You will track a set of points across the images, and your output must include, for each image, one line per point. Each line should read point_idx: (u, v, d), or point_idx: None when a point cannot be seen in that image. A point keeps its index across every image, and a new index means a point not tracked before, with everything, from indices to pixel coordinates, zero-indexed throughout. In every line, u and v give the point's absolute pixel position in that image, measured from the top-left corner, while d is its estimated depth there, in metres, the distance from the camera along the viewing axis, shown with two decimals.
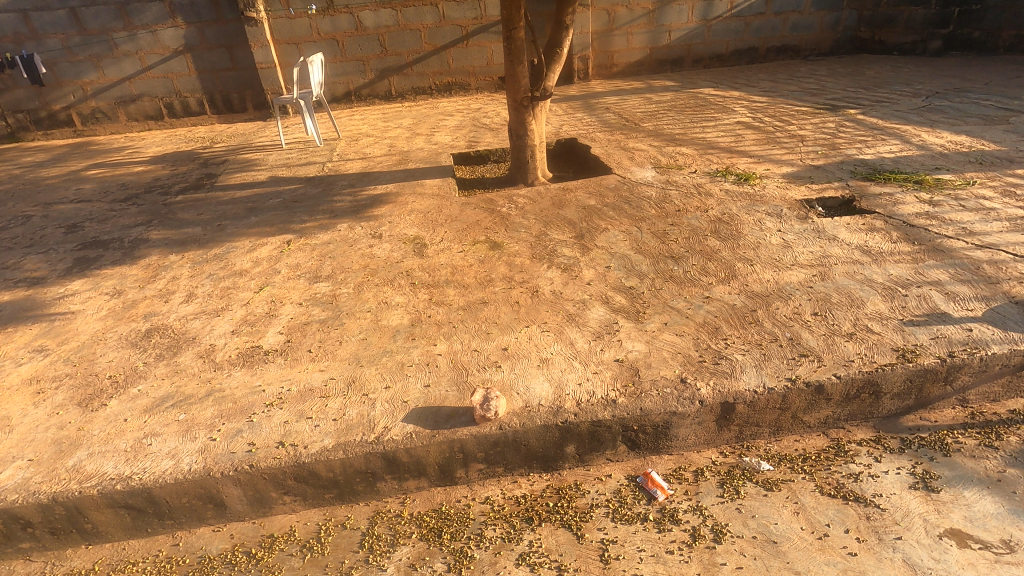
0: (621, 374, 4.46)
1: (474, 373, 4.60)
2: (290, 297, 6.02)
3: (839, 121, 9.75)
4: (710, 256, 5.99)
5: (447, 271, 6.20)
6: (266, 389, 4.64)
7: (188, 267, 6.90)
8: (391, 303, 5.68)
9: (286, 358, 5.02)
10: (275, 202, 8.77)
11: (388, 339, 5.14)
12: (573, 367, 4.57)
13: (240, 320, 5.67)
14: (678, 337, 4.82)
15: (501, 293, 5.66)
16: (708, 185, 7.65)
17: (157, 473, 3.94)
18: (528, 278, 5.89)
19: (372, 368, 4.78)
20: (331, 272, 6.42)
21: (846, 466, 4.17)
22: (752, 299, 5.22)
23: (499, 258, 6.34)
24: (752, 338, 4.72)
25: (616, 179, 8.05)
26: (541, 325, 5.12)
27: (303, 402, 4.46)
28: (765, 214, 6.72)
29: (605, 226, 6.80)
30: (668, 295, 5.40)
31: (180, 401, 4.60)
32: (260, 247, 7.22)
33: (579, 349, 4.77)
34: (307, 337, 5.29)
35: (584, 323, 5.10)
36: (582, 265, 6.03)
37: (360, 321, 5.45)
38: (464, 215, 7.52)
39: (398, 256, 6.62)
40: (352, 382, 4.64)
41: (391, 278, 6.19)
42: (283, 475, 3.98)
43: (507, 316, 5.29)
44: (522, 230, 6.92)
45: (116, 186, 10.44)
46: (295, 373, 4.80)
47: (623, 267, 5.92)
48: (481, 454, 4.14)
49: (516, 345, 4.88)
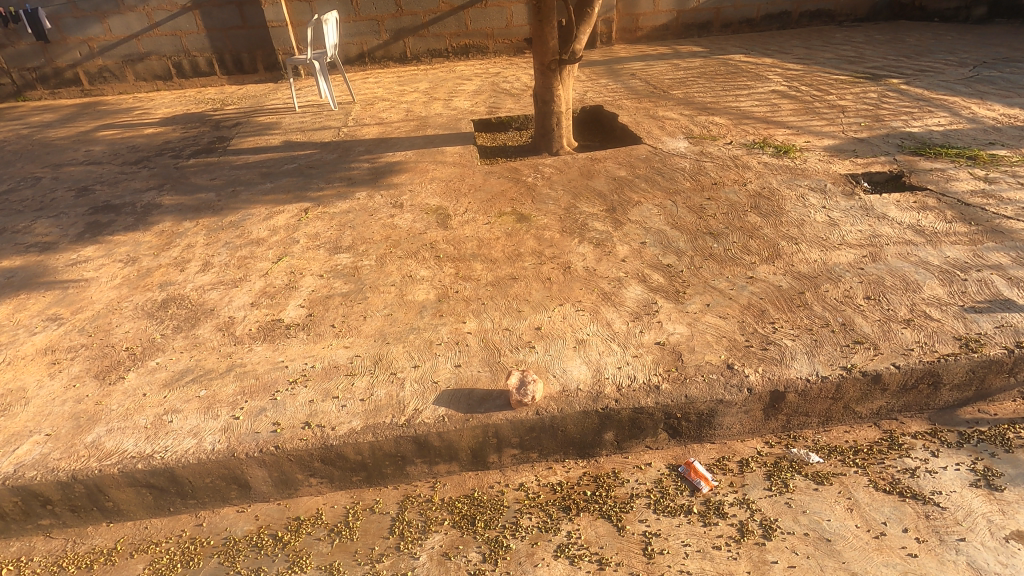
0: (663, 359, 4.21)
1: (507, 354, 4.37)
2: (311, 269, 5.78)
3: (881, 91, 9.22)
4: (752, 233, 5.67)
5: (473, 244, 5.93)
6: (289, 366, 4.45)
7: (204, 235, 6.66)
8: (416, 278, 5.43)
9: (308, 332, 4.81)
10: (290, 168, 8.47)
11: (414, 315, 4.91)
12: (612, 350, 4.33)
13: (259, 292, 5.45)
14: (722, 319, 4.56)
15: (532, 269, 5.39)
16: (745, 157, 7.25)
17: (180, 452, 3.78)
18: (558, 253, 5.61)
19: (398, 347, 4.56)
20: (352, 243, 6.16)
21: (901, 460, 3.94)
22: (799, 281, 4.92)
23: (527, 231, 6.04)
24: (801, 322, 4.45)
25: (647, 149, 7.66)
26: (576, 303, 4.86)
27: (329, 380, 4.27)
28: (808, 189, 6.37)
29: (637, 199, 6.47)
30: (708, 274, 5.11)
31: (201, 376, 4.42)
32: (277, 216, 6.95)
33: (617, 330, 4.52)
34: (329, 312, 5.06)
35: (621, 303, 4.84)
36: (616, 240, 5.73)
37: (384, 295, 5.21)
38: (487, 184, 7.21)
39: (422, 228, 6.34)
40: (379, 360, 4.43)
41: (415, 250, 5.92)
42: (309, 457, 3.80)
43: (539, 294, 5.02)
44: (550, 202, 6.60)
45: (126, 149, 10.13)
46: (318, 349, 4.60)
47: (659, 244, 5.62)
48: (517, 440, 3.94)
49: (550, 325, 4.64)
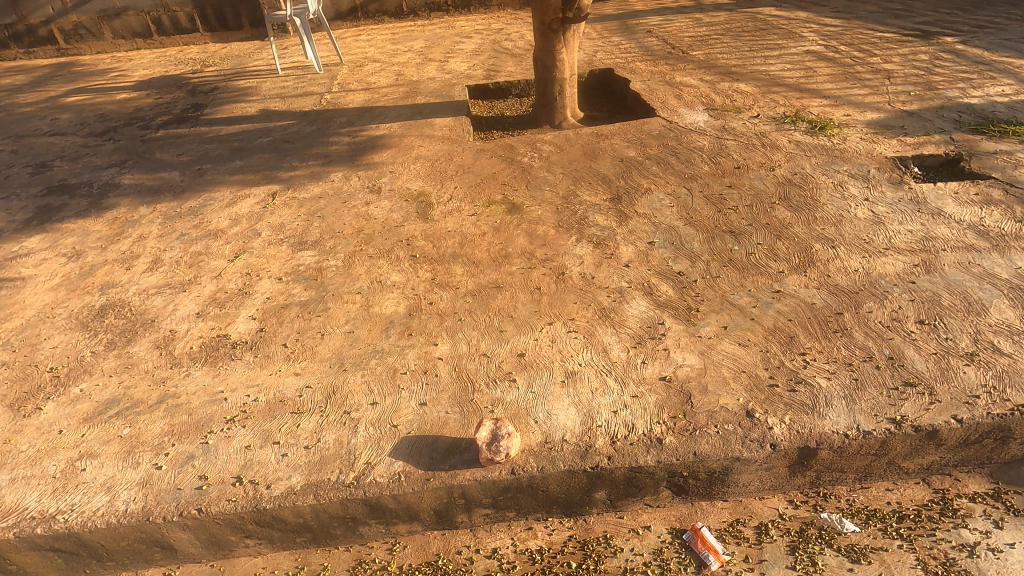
0: (668, 401, 3.49)
1: (482, 390, 3.68)
2: (270, 269, 5.07)
3: (934, 52, 8.05)
4: (780, 233, 4.82)
5: (455, 240, 5.16)
6: (227, 399, 3.81)
7: (159, 224, 5.97)
8: (386, 285, 4.70)
9: (256, 353, 4.15)
10: (264, 141, 7.64)
11: (379, 333, 4.21)
12: (606, 387, 3.60)
13: (208, 298, 4.77)
14: (741, 348, 3.80)
15: (519, 276, 4.63)
16: (774, 134, 6.29)
17: (87, 513, 3.19)
18: (552, 255, 4.83)
19: (356, 376, 3.88)
20: (319, 237, 5.43)
21: (956, 533, 3.22)
22: (836, 297, 4.12)
23: (518, 225, 5.25)
24: (838, 355, 3.68)
25: (660, 124, 6.71)
26: (568, 322, 4.12)
27: (271, 419, 3.63)
28: (847, 176, 5.45)
29: (647, 186, 5.61)
30: (727, 286, 4.32)
31: (127, 409, 3.80)
32: (241, 201, 6.21)
33: (615, 360, 3.79)
34: (282, 326, 4.38)
35: (622, 323, 4.08)
36: (619, 239, 4.92)
37: (348, 306, 4.51)
38: (478, 165, 6.36)
39: (399, 219, 5.57)
40: (332, 394, 3.76)
41: (388, 248, 5.17)
42: (240, 520, 3.19)
43: (526, 309, 4.28)
44: (547, 188, 5.76)
45: (94, 117, 9.33)
46: (264, 377, 3.94)
47: (670, 245, 4.81)
48: (489, 500, 3.29)
49: (536, 351, 3.92)
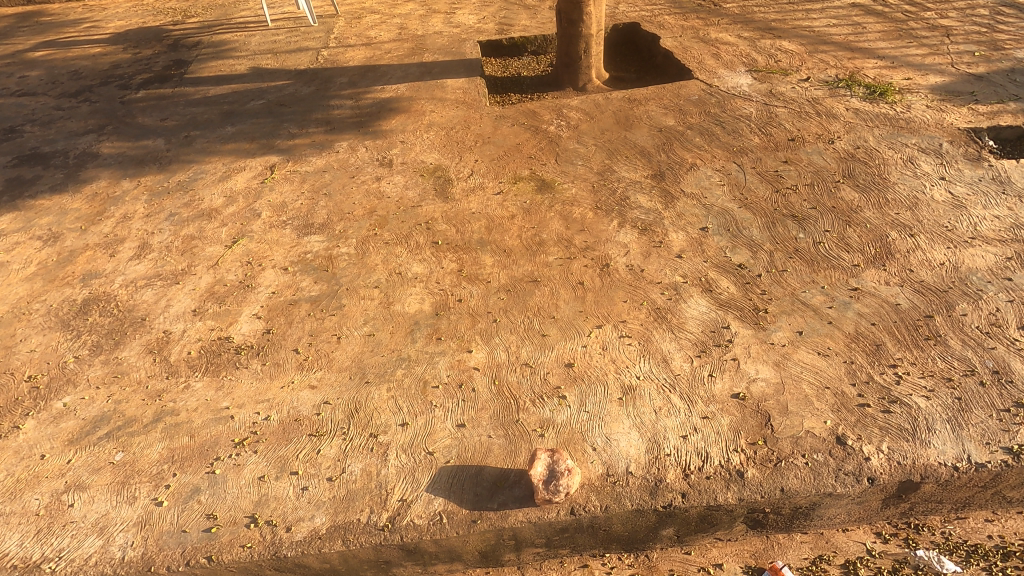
0: (745, 424, 3.05)
1: (528, 408, 3.21)
2: (273, 258, 4.51)
3: (994, 5, 7.32)
4: (849, 218, 4.29)
5: (480, 224, 4.59)
6: (234, 418, 3.32)
7: (144, 201, 5.34)
8: (407, 278, 4.17)
9: (263, 361, 3.64)
10: (257, 104, 6.90)
11: (403, 337, 3.70)
12: (671, 407, 3.15)
13: (205, 293, 4.22)
14: (822, 358, 3.34)
15: (557, 268, 4.10)
16: (829, 100, 5.65)
17: (78, 561, 2.74)
18: (593, 243, 4.28)
19: (381, 390, 3.39)
20: (327, 219, 4.84)
21: None
22: (923, 297, 3.64)
23: (551, 207, 4.68)
24: (935, 369, 3.23)
25: (700, 87, 6.04)
26: (619, 326, 3.63)
27: (287, 443, 3.16)
28: (918, 150, 4.88)
29: (692, 160, 5.01)
30: (797, 282, 3.82)
31: (118, 429, 3.31)
32: (235, 175, 5.57)
33: (678, 373, 3.32)
34: (292, 328, 3.86)
35: (681, 326, 3.59)
36: (667, 224, 4.37)
37: (365, 304, 3.98)
38: (498, 134, 5.71)
39: (415, 198, 4.98)
40: (355, 413, 3.28)
41: (406, 233, 4.60)
42: (256, 568, 2.75)
43: (569, 309, 3.77)
44: (579, 163, 5.15)
45: (66, 74, 8.48)
46: (275, 391, 3.45)
47: (725, 231, 4.27)
48: (542, 540, 2.86)
49: (585, 361, 3.43)
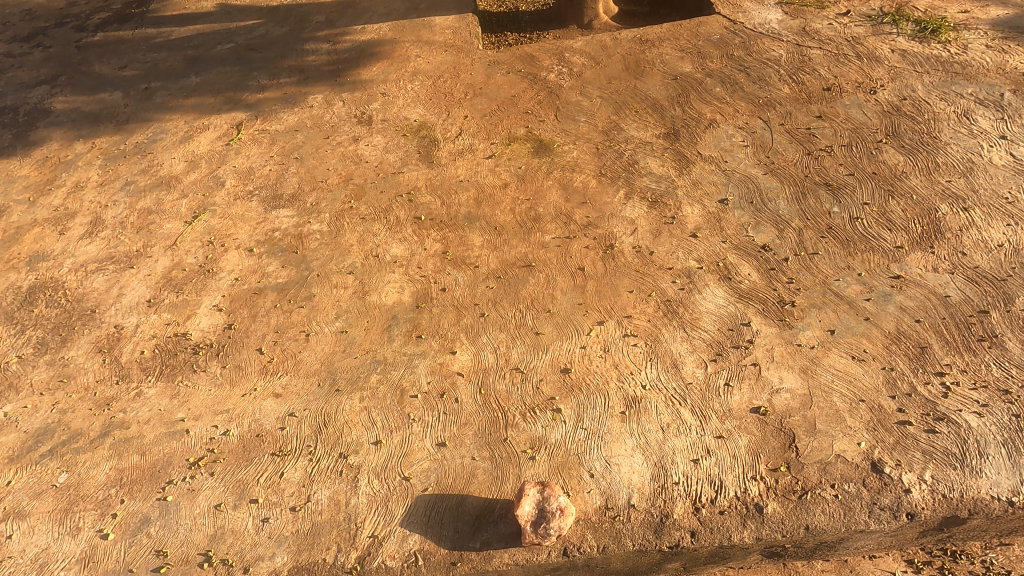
0: (766, 445, 2.66)
1: (518, 424, 2.82)
2: (237, 236, 4.02)
3: None
4: (892, 186, 3.71)
5: (469, 195, 4.05)
6: (190, 431, 2.97)
7: (98, 167, 4.81)
8: (385, 262, 3.69)
9: (224, 363, 3.25)
10: (224, 49, 6.13)
11: (379, 336, 3.28)
12: (681, 424, 2.75)
13: (161, 279, 3.78)
14: (857, 364, 2.89)
15: (555, 251, 3.60)
16: (872, 40, 4.78)
17: None
18: (596, 219, 3.75)
19: (353, 400, 3.01)
20: (297, 189, 4.31)
21: None
22: (977, 287, 3.14)
23: (548, 174, 4.11)
24: (990, 378, 2.79)
25: (721, 25, 5.14)
26: (623, 322, 3.18)
27: (246, 464, 2.82)
28: (976, 101, 4.19)
29: (711, 115, 4.36)
30: (829, 268, 3.31)
31: (63, 444, 3.00)
32: (198, 135, 4.99)
33: (689, 381, 2.90)
34: (256, 323, 3.44)
35: (694, 323, 3.14)
36: (681, 195, 3.82)
37: (338, 293, 3.54)
38: (492, 84, 5.01)
39: (396, 163, 4.40)
40: (324, 428, 2.91)
41: (385, 206, 4.07)
42: None
43: (567, 301, 3.31)
44: (582, 120, 4.51)
45: (18, 12, 7.65)
46: (235, 400, 3.08)
47: (747, 203, 3.71)
48: None
49: (584, 366, 3.01)
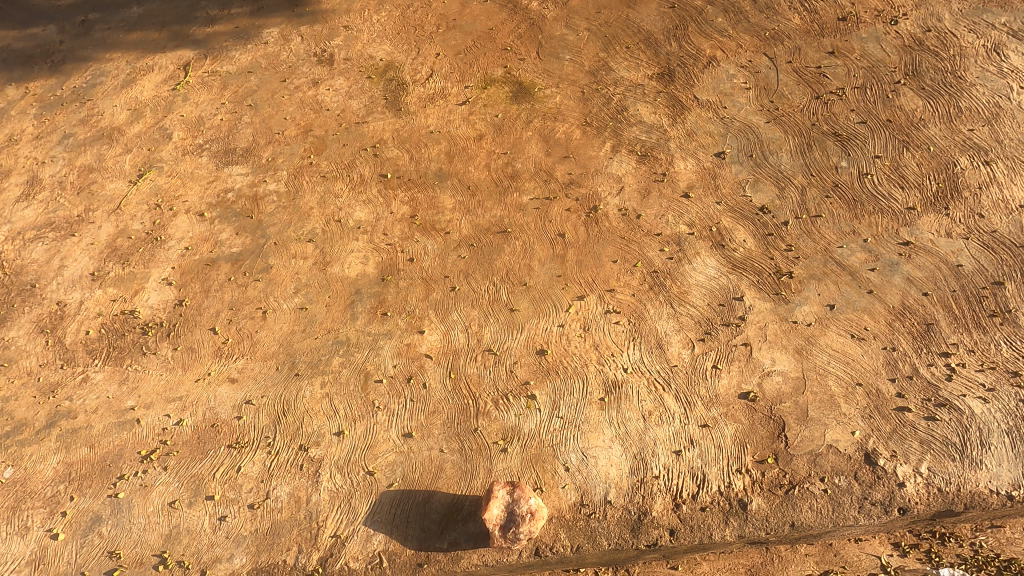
0: (754, 435, 2.48)
1: (489, 413, 2.63)
2: (186, 198, 3.66)
3: None
4: (908, 136, 3.33)
5: (439, 149, 3.66)
6: (140, 422, 2.78)
7: (33, 117, 4.35)
8: (348, 228, 3.37)
9: (175, 345, 3.02)
10: None
11: (341, 314, 3.03)
12: (664, 411, 2.56)
13: (105, 248, 3.47)
14: (857, 343, 2.67)
15: (532, 215, 3.28)
16: None
17: None
18: (579, 177, 3.39)
19: (314, 386, 2.80)
20: (252, 141, 3.89)
21: None
22: (993, 254, 2.87)
23: (528, 124, 3.69)
24: (999, 359, 2.58)
25: None
26: (605, 297, 2.92)
27: (201, 458, 2.66)
28: (1010, 32, 3.69)
29: (712, 51, 3.86)
30: (833, 232, 3.02)
31: (6, 437, 2.83)
32: (142, 78, 4.44)
33: (675, 364, 2.69)
34: (208, 299, 3.18)
35: (682, 298, 2.88)
36: (673, 148, 3.45)
37: (296, 265, 3.25)
38: (467, 11, 4.41)
39: (360, 110, 3.94)
40: (283, 418, 2.73)
41: (348, 161, 3.68)
42: None
43: (544, 273, 3.04)
44: (567, 58, 4.00)
45: None
46: (188, 386, 2.87)
47: (747, 158, 3.35)
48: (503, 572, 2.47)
49: (561, 347, 2.79)
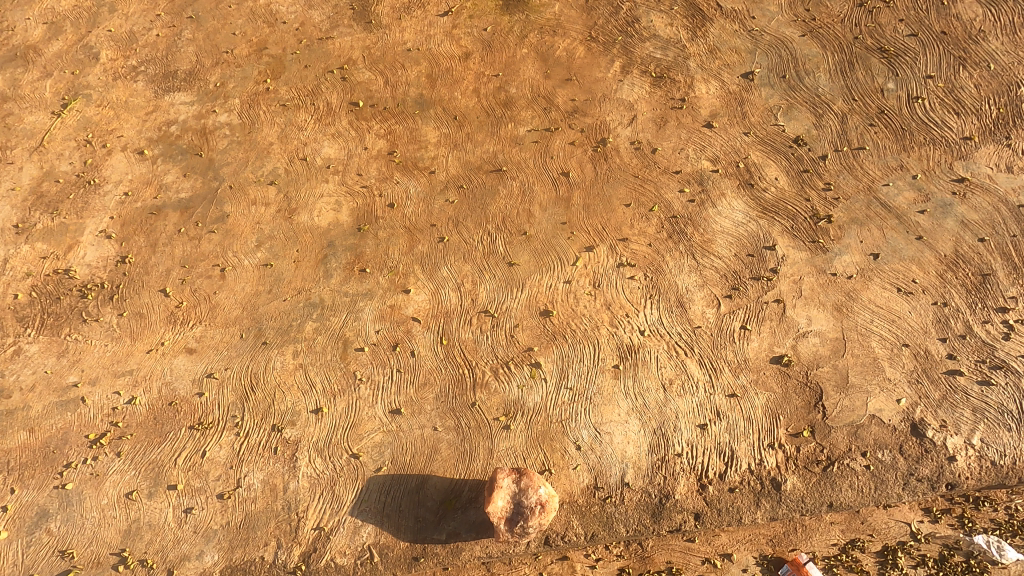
0: (787, 404, 2.27)
1: (487, 385, 2.38)
2: (121, 132, 3.09)
3: None
4: (966, 53, 2.83)
5: (419, 71, 3.08)
6: (86, 402, 2.44)
7: None
8: (315, 167, 2.89)
9: (120, 311, 2.60)
10: None
11: (313, 270, 2.64)
12: (686, 380, 2.33)
13: (29, 195, 2.95)
14: (905, 299, 2.40)
15: (531, 150, 2.83)
16: None
17: None
18: (583, 104, 2.90)
19: (285, 355, 2.47)
20: (195, 61, 3.22)
21: None
22: None
23: (522, 39, 3.08)
24: None
25: None
26: (617, 247, 2.57)
27: (159, 444, 2.36)
28: None
29: None
30: (876, 167, 2.63)
31: None
32: None
33: (698, 325, 2.41)
34: (156, 256, 2.73)
35: (706, 247, 2.54)
36: (693, 68, 2.93)
37: (258, 213, 2.79)
38: None
39: (322, 23, 3.23)
40: (251, 396, 2.42)
41: (310, 87, 3.10)
42: None
43: (546, 219, 2.66)
44: None
45: None
46: (138, 360, 2.49)
47: (780, 80, 2.85)
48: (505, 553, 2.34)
49: (568, 307, 2.48)
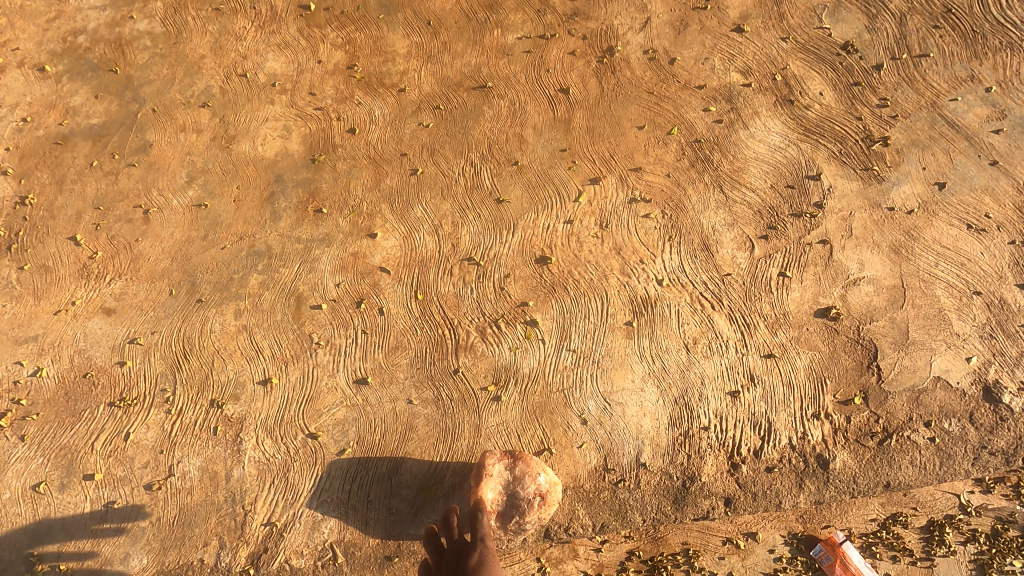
0: (834, 364, 2.21)
1: (473, 348, 2.23)
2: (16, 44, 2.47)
3: None
4: None
5: None
6: None
7: None
8: (256, 85, 2.41)
9: (20, 263, 2.30)
10: None
11: (256, 211, 2.33)
12: (713, 338, 2.22)
13: None
14: (971, 236, 2.29)
15: (522, 62, 2.41)
16: None
17: None
18: (585, 4, 2.45)
19: (223, 317, 2.27)
20: None
21: None
22: None
23: None
24: None
25: None
26: (637, 177, 2.33)
27: (75, 422, 2.22)
28: None
29: None
30: (930, 77, 2.38)
31: None
32: None
33: (726, 271, 2.26)
34: (64, 196, 2.35)
35: (742, 178, 2.32)
36: None
37: (187, 140, 2.37)
38: None
39: None
40: (181, 373, 2.24)
41: None
42: None
43: (544, 145, 2.35)
44: None
45: None
46: (45, 324, 2.25)
47: None
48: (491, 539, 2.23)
49: (570, 252, 2.28)
